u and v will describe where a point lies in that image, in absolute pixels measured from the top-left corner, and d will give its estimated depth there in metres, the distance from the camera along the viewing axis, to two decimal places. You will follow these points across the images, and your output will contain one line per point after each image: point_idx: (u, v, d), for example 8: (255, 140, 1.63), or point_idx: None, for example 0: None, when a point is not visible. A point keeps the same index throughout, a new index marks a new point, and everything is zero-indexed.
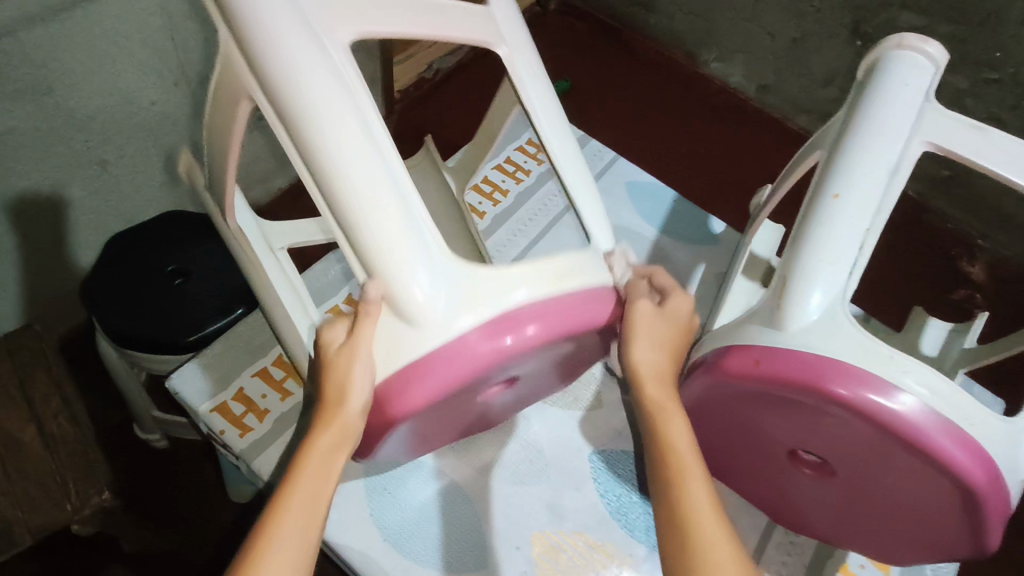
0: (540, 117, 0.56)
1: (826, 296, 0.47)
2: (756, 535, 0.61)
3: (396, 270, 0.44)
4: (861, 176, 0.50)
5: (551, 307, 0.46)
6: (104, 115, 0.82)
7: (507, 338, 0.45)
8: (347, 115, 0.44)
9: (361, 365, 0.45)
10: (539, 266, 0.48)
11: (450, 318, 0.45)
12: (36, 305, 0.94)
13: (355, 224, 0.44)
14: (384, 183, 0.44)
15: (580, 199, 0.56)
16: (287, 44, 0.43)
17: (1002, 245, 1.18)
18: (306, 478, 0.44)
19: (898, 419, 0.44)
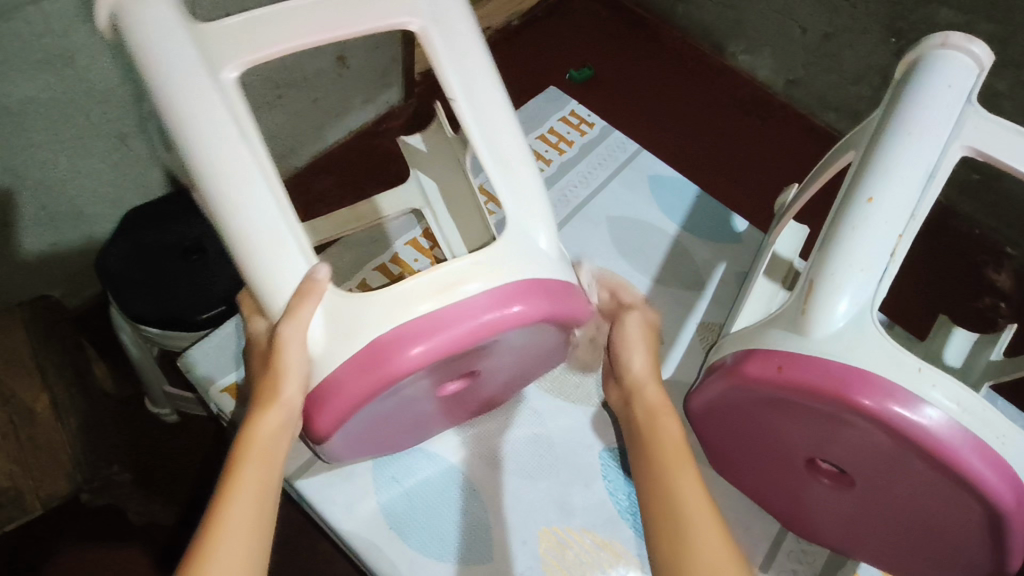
0: (470, 116, 0.53)
1: (854, 303, 0.45)
2: (767, 541, 0.60)
3: (280, 290, 0.46)
4: (897, 180, 0.48)
5: (439, 325, 0.44)
6: (124, 88, 0.82)
7: (389, 364, 0.44)
8: (229, 147, 0.45)
9: (295, 351, 0.45)
10: (427, 279, 0.46)
11: (337, 347, 0.45)
12: (54, 274, 0.94)
13: (240, 252, 0.46)
14: (266, 210, 0.46)
15: (517, 210, 0.51)
16: (175, 77, 0.45)
17: None
18: (250, 464, 0.45)
19: (926, 435, 0.42)
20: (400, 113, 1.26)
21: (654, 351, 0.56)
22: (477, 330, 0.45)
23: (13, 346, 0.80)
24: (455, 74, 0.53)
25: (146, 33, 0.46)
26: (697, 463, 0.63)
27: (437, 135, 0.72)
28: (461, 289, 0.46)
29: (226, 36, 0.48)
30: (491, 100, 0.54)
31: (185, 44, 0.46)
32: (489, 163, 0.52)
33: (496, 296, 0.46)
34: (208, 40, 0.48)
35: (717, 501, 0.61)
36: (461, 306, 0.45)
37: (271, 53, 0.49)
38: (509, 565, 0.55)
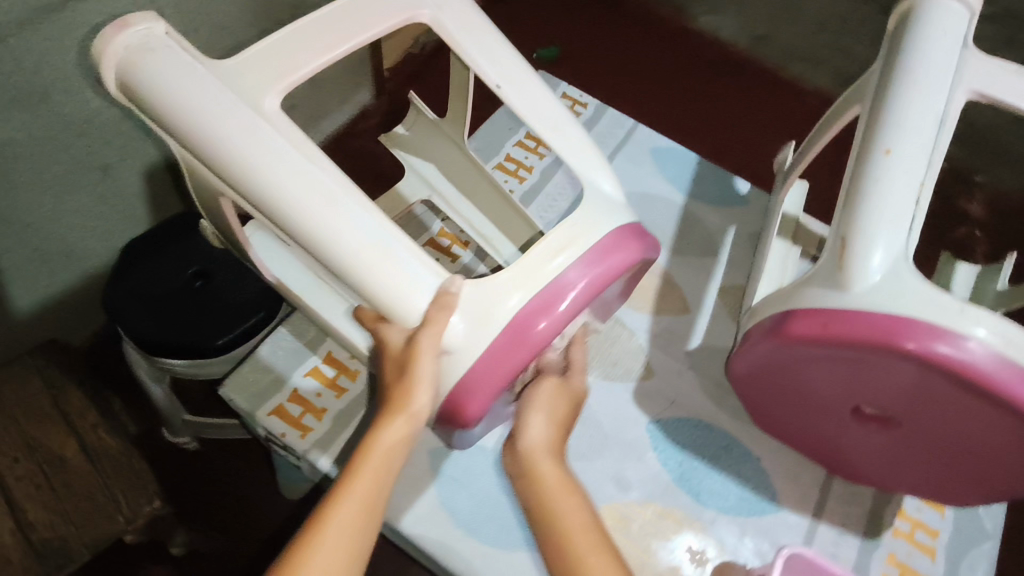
0: (507, 92, 0.52)
1: (888, 253, 0.47)
2: (817, 489, 0.62)
3: (411, 303, 0.45)
4: (912, 128, 0.50)
5: (556, 297, 0.46)
6: (101, 120, 0.79)
7: (526, 343, 0.46)
8: (302, 177, 0.44)
9: (429, 361, 0.44)
10: (532, 256, 0.47)
11: (474, 340, 0.46)
12: (50, 318, 0.91)
13: (349, 277, 0.45)
14: (363, 231, 0.44)
15: (578, 166, 0.52)
16: (223, 121, 0.44)
17: (998, 179, 1.19)
18: (361, 474, 0.43)
19: (971, 369, 0.44)
20: (374, 111, 1.25)
21: (562, 422, 0.51)
22: (588, 291, 0.47)
23: (34, 394, 0.80)
24: (470, 54, 0.52)
25: (175, 87, 0.44)
26: (739, 423, 0.64)
27: (419, 119, 0.71)
28: (565, 255, 0.47)
29: (256, 67, 0.46)
30: (510, 84, 0.52)
31: (220, 86, 0.44)
32: (535, 127, 0.52)
33: (593, 253, 0.48)
34: (237, 76, 0.45)
35: (764, 456, 0.63)
36: (567, 274, 0.47)
37: (302, 73, 0.47)
38: None
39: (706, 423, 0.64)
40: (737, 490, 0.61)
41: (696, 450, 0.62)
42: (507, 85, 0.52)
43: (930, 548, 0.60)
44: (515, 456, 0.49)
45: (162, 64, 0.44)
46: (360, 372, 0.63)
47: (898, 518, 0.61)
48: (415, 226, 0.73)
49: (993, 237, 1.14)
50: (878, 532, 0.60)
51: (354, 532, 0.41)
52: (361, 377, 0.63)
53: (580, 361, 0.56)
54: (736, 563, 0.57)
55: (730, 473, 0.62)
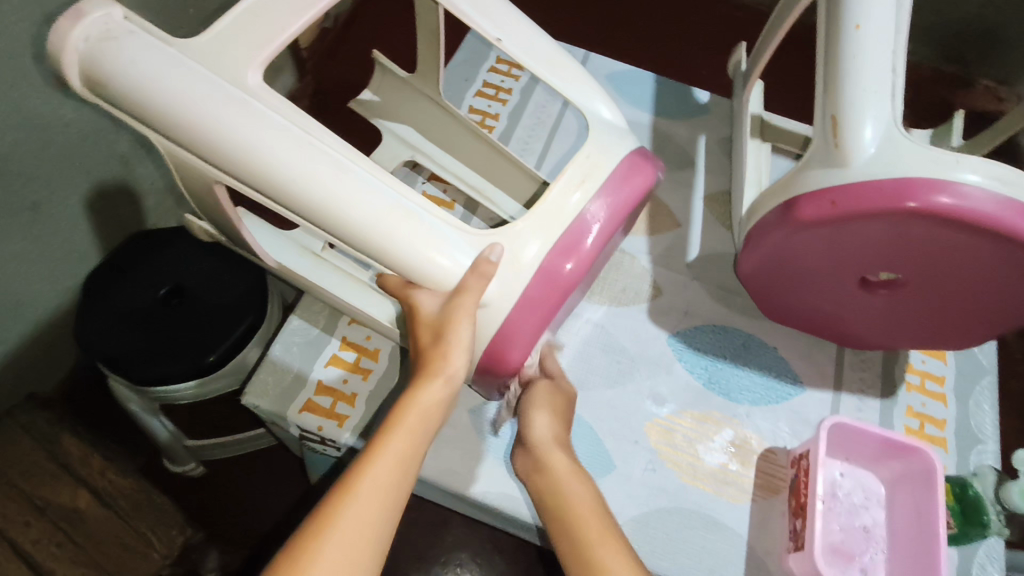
0: (492, 30, 0.49)
1: (878, 124, 0.49)
2: (833, 364, 0.66)
3: (443, 266, 0.44)
4: (877, 0, 0.51)
5: (582, 232, 0.46)
6: (21, 152, 0.72)
7: (558, 285, 0.46)
8: (306, 150, 0.42)
9: (466, 326, 0.44)
10: (552, 196, 0.47)
11: (508, 288, 0.45)
12: (12, 377, 0.85)
13: (372, 246, 0.43)
14: (379, 196, 0.42)
15: (576, 98, 0.51)
16: (208, 101, 0.41)
17: (914, 51, 1.23)
18: (399, 432, 0.42)
19: (975, 215, 0.46)
20: (301, 94, 1.20)
21: (562, 419, 0.55)
22: (611, 222, 0.47)
23: (25, 455, 0.75)
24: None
25: (149, 72, 0.41)
26: (750, 321, 0.67)
27: (385, 80, 0.72)
28: (583, 191, 0.47)
29: (229, 44, 0.44)
30: (494, 24, 0.50)
31: (197, 67, 0.42)
32: (524, 63, 0.50)
33: (612, 183, 0.48)
34: (217, 51, 0.43)
35: (780, 346, 0.66)
36: (592, 207, 0.47)
37: (285, 37, 0.45)
38: (631, 466, 0.59)
39: (721, 326, 0.66)
40: (764, 382, 0.64)
41: (718, 353, 0.65)
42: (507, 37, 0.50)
43: (941, 395, 0.65)
44: (527, 453, 0.52)
45: (129, 51, 0.41)
46: (380, 350, 0.62)
47: (908, 373, 0.66)
48: None
49: (918, 108, 1.19)
50: (894, 390, 0.65)
51: (388, 484, 0.40)
52: (382, 355, 0.61)
53: (560, 369, 0.59)
54: (778, 447, 0.61)
55: (753, 367, 0.64)
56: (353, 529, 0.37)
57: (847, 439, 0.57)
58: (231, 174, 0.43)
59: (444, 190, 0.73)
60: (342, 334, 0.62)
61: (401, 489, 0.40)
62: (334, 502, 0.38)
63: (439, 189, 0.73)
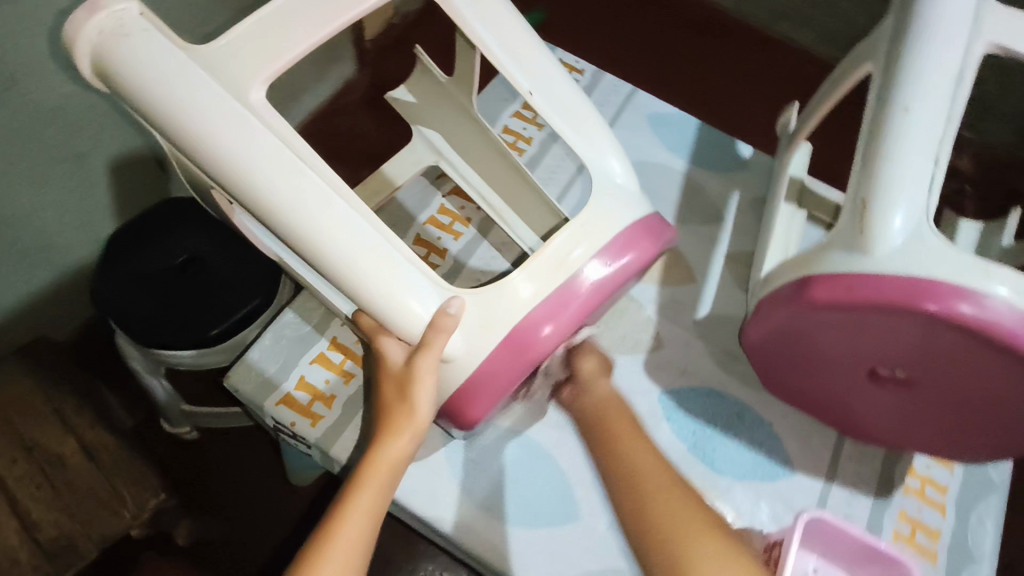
0: (520, 78, 0.50)
1: (908, 216, 0.46)
2: (829, 452, 0.62)
3: (412, 314, 0.46)
4: (930, 85, 0.48)
5: (564, 301, 0.47)
6: (74, 104, 0.76)
7: (530, 350, 0.47)
8: (288, 171, 0.44)
9: (429, 382, 0.47)
10: (541, 260, 0.48)
11: (478, 344, 0.47)
12: (35, 314, 0.88)
13: (346, 280, 0.45)
14: (349, 227, 0.45)
15: (589, 152, 0.52)
16: (217, 120, 0.44)
17: (988, 133, 1.17)
18: (368, 488, 0.47)
19: (999, 328, 0.43)
20: (357, 86, 1.22)
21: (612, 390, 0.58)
22: (595, 295, 0.48)
23: (23, 393, 0.78)
24: (484, 37, 0.50)
25: (164, 83, 0.44)
26: (749, 392, 0.64)
27: (423, 84, 0.71)
28: (575, 258, 0.48)
29: (236, 58, 0.46)
30: (522, 67, 0.51)
31: (210, 84, 0.44)
32: (546, 118, 0.51)
33: (605, 256, 0.48)
34: (224, 59, 0.46)
35: (776, 423, 0.63)
36: (579, 276, 0.48)
37: (292, 55, 0.47)
38: (595, 520, 0.58)
39: (718, 392, 0.64)
40: (751, 457, 0.61)
41: (708, 420, 0.63)
42: (539, 93, 0.51)
43: (941, 505, 0.61)
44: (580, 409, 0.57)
45: (149, 57, 0.44)
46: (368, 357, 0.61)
47: (909, 477, 0.62)
48: (411, 208, 0.72)
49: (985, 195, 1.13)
50: (890, 492, 0.61)
51: (361, 540, 0.46)
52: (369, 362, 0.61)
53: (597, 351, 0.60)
54: (754, 529, 0.58)
55: (743, 439, 0.62)
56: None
57: (828, 538, 0.54)
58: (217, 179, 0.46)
59: (462, 207, 0.73)
60: (334, 333, 0.63)
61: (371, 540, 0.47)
62: (310, 562, 0.44)
63: (457, 205, 0.73)
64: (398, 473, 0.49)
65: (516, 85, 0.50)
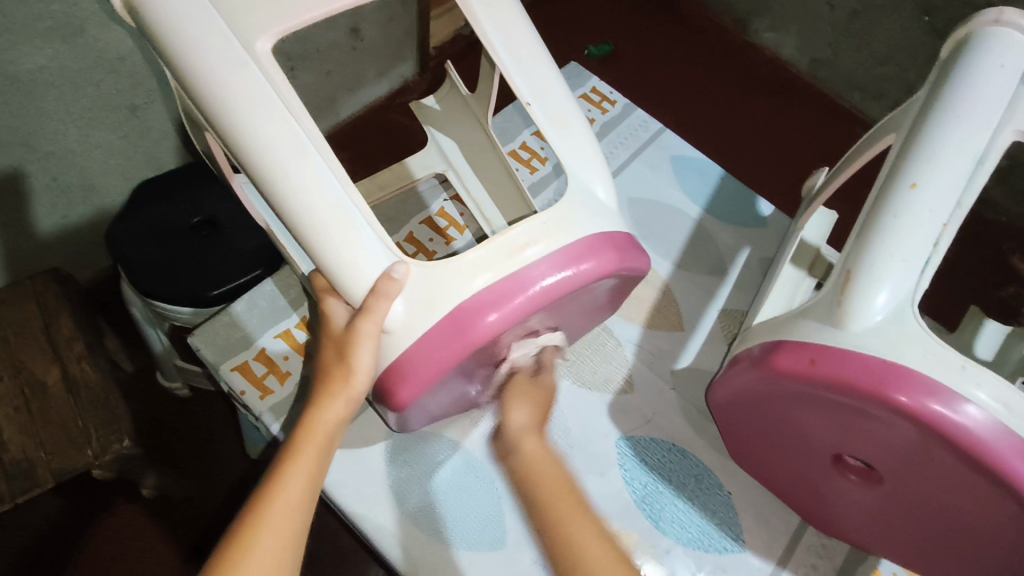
0: (517, 76, 0.50)
1: (894, 294, 0.43)
2: (787, 536, 0.58)
3: (360, 276, 0.44)
4: (945, 164, 0.45)
5: (512, 290, 0.44)
6: (135, 58, 0.78)
7: (467, 335, 0.43)
8: (278, 126, 0.43)
9: (367, 350, 0.44)
10: (494, 247, 0.45)
11: (418, 321, 0.44)
12: (62, 247, 0.92)
13: (306, 235, 0.44)
14: (326, 192, 0.44)
15: (576, 164, 0.50)
16: (213, 54, 0.43)
17: None
18: (306, 451, 0.46)
19: (966, 434, 0.40)
20: (414, 86, 1.24)
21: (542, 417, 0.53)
22: (548, 292, 0.44)
23: (26, 320, 0.79)
24: (493, 39, 0.50)
25: (174, 11, 0.44)
26: (717, 456, 0.61)
27: (450, 94, 0.71)
28: (533, 250, 0.45)
29: (253, 7, 0.46)
30: (525, 74, 0.51)
31: (216, 20, 0.44)
32: (536, 121, 0.50)
33: (564, 255, 0.45)
34: (238, 8, 0.45)
35: (736, 493, 0.60)
36: (532, 269, 0.44)
37: (304, 19, 0.47)
38: (521, 553, 0.55)
39: (680, 449, 0.61)
40: (700, 523, 0.58)
41: (664, 475, 0.60)
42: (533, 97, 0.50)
43: None
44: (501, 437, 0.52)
45: None
46: None
47: None
48: (417, 202, 0.75)
49: None
50: None
51: (294, 517, 0.44)
52: None
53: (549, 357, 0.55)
54: None
55: (696, 503, 0.59)
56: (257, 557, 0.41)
57: None
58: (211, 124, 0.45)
59: (462, 214, 0.74)
60: (304, 313, 0.65)
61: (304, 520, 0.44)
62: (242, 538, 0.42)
63: (456, 211, 0.74)
64: (334, 437, 0.48)
65: (511, 82, 0.50)
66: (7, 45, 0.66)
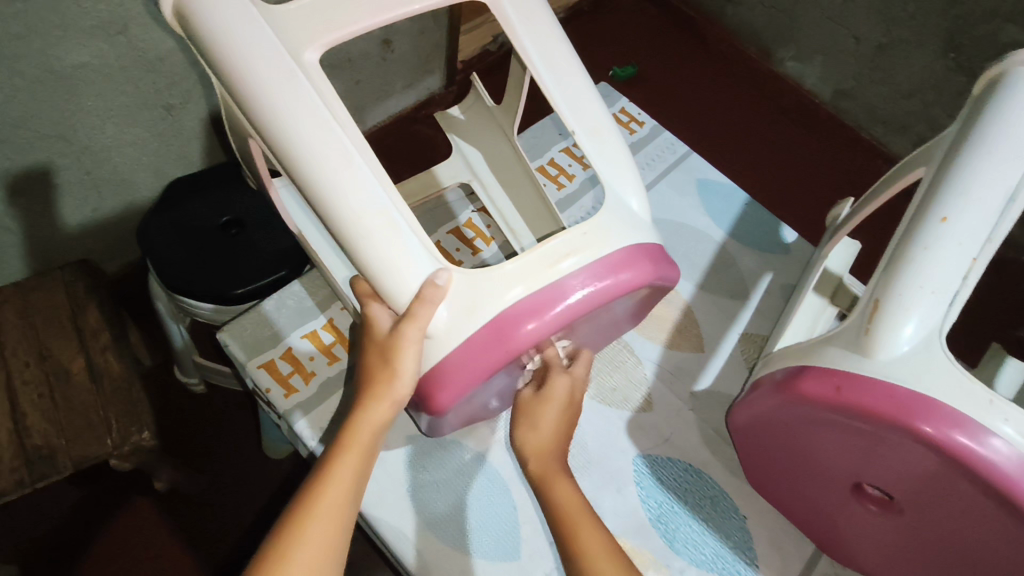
0: (555, 92, 0.52)
1: (923, 325, 0.44)
2: (801, 563, 0.58)
3: (404, 281, 0.45)
4: (974, 199, 0.45)
5: (552, 299, 0.45)
6: (174, 59, 0.80)
7: (508, 342, 0.44)
8: (324, 132, 0.45)
9: (411, 355, 0.45)
10: (534, 255, 0.46)
11: (457, 328, 0.45)
12: (90, 240, 0.93)
13: (349, 239, 0.46)
14: (369, 197, 0.45)
15: (609, 179, 0.51)
16: (262, 62, 0.45)
17: None
18: (349, 454, 0.47)
19: (991, 467, 0.40)
20: (441, 100, 1.26)
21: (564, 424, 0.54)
22: (584, 304, 0.45)
23: (54, 306, 0.80)
24: (532, 57, 0.52)
25: (226, 22, 0.45)
26: (732, 478, 0.61)
27: (476, 104, 0.72)
28: (571, 260, 0.46)
29: (302, 19, 0.47)
30: (563, 91, 0.52)
31: (266, 30, 0.46)
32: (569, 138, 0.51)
33: (601, 266, 0.46)
34: (287, 20, 0.47)
35: (751, 517, 0.60)
36: (571, 278, 0.46)
37: (353, 30, 0.48)
38: (535, 565, 0.55)
39: (697, 469, 0.61)
40: (714, 545, 0.58)
41: (679, 495, 0.60)
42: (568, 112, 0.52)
43: None
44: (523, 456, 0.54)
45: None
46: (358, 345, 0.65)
47: None
48: (444, 212, 0.76)
49: None
50: None
51: (335, 519, 0.44)
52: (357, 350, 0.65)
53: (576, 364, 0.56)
54: None
55: (711, 525, 0.59)
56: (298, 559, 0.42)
57: None
58: (259, 130, 0.47)
59: (489, 225, 0.75)
60: (331, 315, 0.67)
61: (344, 527, 0.44)
62: (284, 543, 0.42)
63: (484, 222, 0.75)
64: (377, 440, 0.48)
65: (549, 99, 0.52)
66: (55, 41, 0.68)
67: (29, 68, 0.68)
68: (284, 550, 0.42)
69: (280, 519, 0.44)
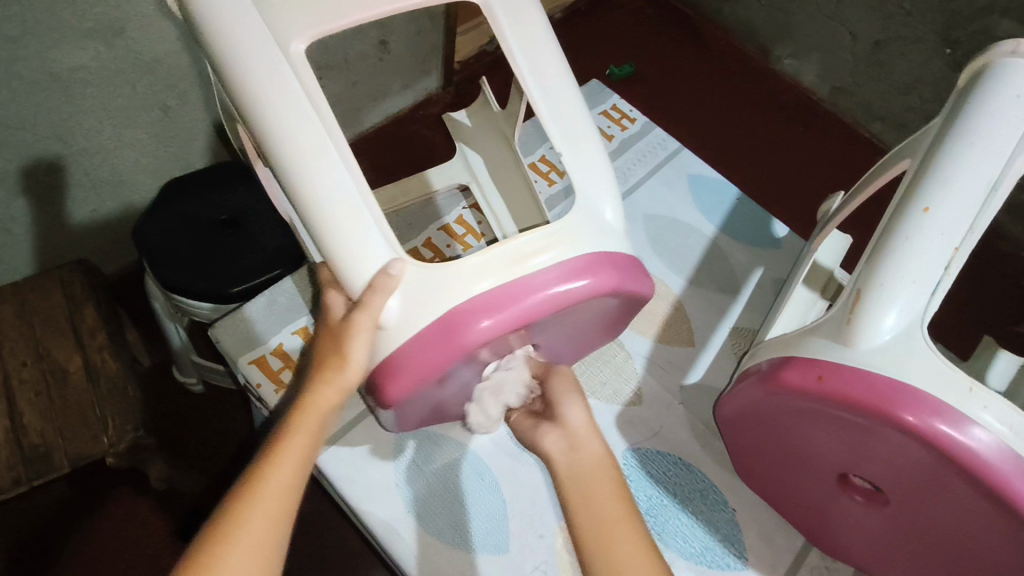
0: (536, 88, 0.52)
1: (903, 315, 0.44)
2: (790, 555, 0.58)
3: (359, 268, 0.45)
4: (956, 190, 0.45)
5: (507, 299, 0.45)
6: (171, 61, 0.81)
7: (459, 338, 0.44)
8: (307, 125, 0.45)
9: (363, 342, 0.45)
10: (499, 254, 0.46)
11: (410, 321, 0.45)
12: (87, 240, 0.94)
13: (315, 228, 0.46)
14: (342, 189, 0.45)
15: (585, 176, 0.51)
16: (243, 50, 0.45)
17: None
18: (299, 434, 0.46)
19: (974, 455, 0.40)
20: (437, 100, 1.26)
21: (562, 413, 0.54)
22: (542, 305, 0.45)
23: (52, 305, 0.80)
24: (516, 55, 0.52)
25: (215, 9, 0.46)
26: (721, 471, 0.61)
27: (481, 109, 0.72)
28: (537, 260, 0.46)
29: (292, 12, 0.48)
30: (544, 88, 0.52)
31: (257, 21, 0.46)
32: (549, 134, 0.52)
33: (565, 269, 0.46)
34: (276, 12, 0.47)
35: (740, 510, 0.60)
36: (531, 279, 0.46)
37: (337, 24, 0.49)
38: (524, 558, 0.55)
39: (686, 463, 0.61)
40: (704, 539, 0.58)
41: (668, 488, 0.60)
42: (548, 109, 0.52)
43: None
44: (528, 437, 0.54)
45: None
46: None
47: None
48: (434, 209, 0.77)
49: None
50: None
51: (282, 502, 0.43)
52: None
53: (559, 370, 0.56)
54: None
55: (701, 519, 0.59)
56: (242, 539, 0.41)
57: None
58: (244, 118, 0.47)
59: (479, 222, 0.76)
60: None
61: (292, 508, 0.44)
62: (227, 526, 0.42)
63: (474, 219, 0.76)
64: (327, 424, 0.48)
65: (529, 96, 0.52)
66: (51, 42, 0.69)
67: (27, 70, 0.69)
68: (228, 530, 0.41)
69: (226, 501, 0.43)
